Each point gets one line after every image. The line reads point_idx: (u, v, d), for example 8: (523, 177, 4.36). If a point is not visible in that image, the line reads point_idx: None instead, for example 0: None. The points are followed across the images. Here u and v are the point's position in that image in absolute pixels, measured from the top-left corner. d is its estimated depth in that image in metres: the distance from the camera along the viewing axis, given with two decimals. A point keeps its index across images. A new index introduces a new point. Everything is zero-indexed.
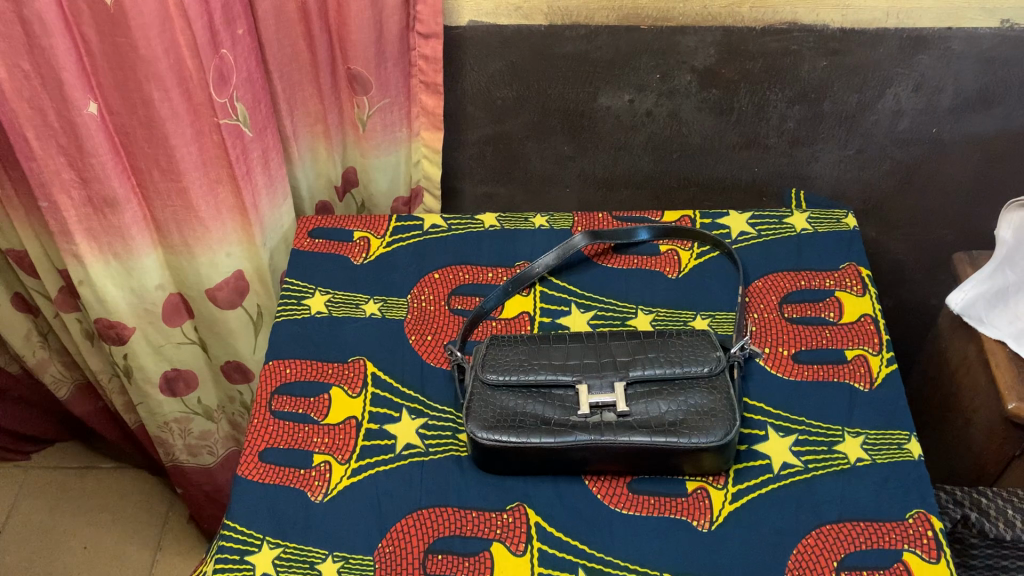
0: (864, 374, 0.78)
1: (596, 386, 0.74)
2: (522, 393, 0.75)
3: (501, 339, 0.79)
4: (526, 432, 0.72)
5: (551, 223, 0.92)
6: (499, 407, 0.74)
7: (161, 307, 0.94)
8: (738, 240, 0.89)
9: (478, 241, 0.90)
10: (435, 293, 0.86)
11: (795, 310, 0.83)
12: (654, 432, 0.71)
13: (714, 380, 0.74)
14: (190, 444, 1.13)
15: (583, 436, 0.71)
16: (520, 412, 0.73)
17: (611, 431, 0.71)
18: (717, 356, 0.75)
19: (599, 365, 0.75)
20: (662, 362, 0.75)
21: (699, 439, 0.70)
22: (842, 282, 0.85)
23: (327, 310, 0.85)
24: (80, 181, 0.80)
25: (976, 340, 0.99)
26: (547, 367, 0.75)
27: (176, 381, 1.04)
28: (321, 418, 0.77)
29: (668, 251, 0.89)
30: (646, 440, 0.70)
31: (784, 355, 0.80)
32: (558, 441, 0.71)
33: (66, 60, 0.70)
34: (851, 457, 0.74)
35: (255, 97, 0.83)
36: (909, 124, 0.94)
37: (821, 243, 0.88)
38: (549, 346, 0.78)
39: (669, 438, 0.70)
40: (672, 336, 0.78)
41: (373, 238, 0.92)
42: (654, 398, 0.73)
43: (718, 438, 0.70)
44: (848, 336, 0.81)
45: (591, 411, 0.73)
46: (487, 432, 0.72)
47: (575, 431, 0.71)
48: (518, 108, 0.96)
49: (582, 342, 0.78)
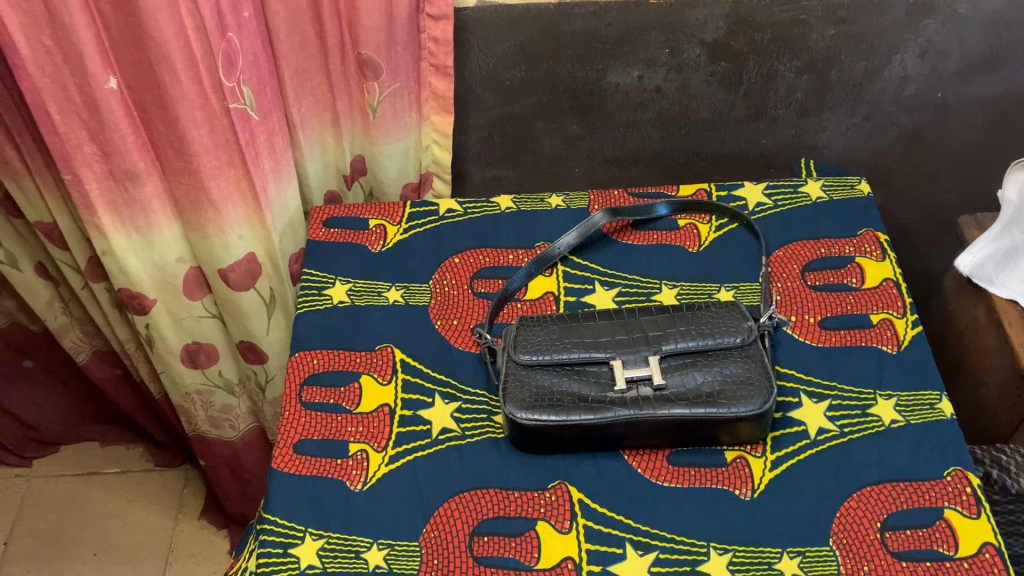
0: (890, 337, 0.79)
1: (630, 361, 0.74)
2: (557, 371, 0.74)
3: (530, 320, 0.79)
4: (565, 410, 0.71)
5: (568, 202, 0.92)
6: (536, 385, 0.73)
7: (182, 280, 0.92)
8: (755, 211, 0.89)
9: (495, 223, 0.90)
10: (457, 278, 0.85)
11: (818, 278, 0.83)
12: (693, 403, 0.71)
13: (746, 349, 0.75)
14: (213, 416, 1.09)
15: (623, 411, 0.71)
16: (557, 391, 0.73)
17: (650, 405, 0.71)
18: (748, 325, 0.76)
19: (631, 340, 0.76)
20: (694, 334, 0.75)
21: (738, 407, 0.71)
22: (861, 248, 0.85)
23: (349, 299, 0.84)
24: (101, 155, 0.79)
25: (985, 301, 1.01)
26: (580, 345, 0.76)
27: (197, 353, 1.01)
28: (353, 407, 0.77)
29: (687, 224, 0.88)
30: (686, 412, 0.71)
31: (811, 322, 0.81)
32: (598, 417, 0.71)
33: (85, 35, 0.70)
34: (885, 419, 0.74)
35: (260, 81, 0.82)
36: (915, 89, 0.95)
37: (838, 211, 0.89)
38: (578, 324, 0.78)
39: (709, 407, 0.71)
40: (700, 309, 0.78)
41: (389, 225, 0.90)
42: (690, 370, 0.74)
43: (756, 406, 0.71)
44: (872, 302, 0.82)
45: (627, 386, 0.73)
46: (527, 412, 0.71)
47: (614, 406, 0.71)
48: (527, 89, 0.95)
49: (612, 319, 0.78)
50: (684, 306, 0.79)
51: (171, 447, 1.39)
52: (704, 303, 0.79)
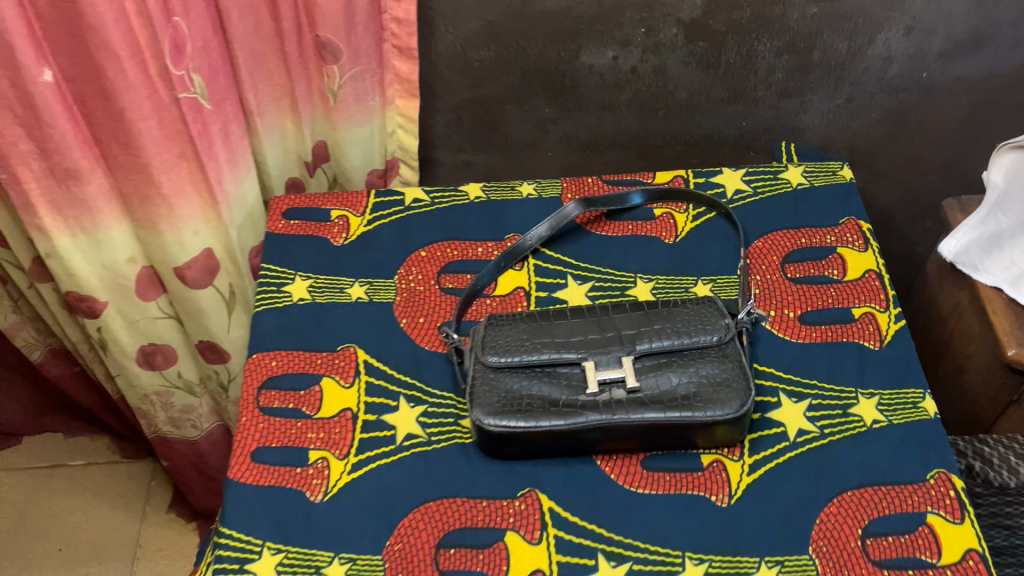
0: (873, 333, 0.76)
1: (603, 362, 0.71)
2: (527, 372, 0.71)
3: (499, 318, 0.76)
4: (534, 415, 0.68)
5: (539, 191, 0.88)
6: (504, 388, 0.70)
7: (134, 281, 0.89)
8: (734, 199, 0.86)
9: (463, 213, 0.86)
10: (423, 272, 0.82)
11: (799, 270, 0.80)
12: (667, 407, 0.68)
13: (722, 349, 0.72)
14: (173, 417, 1.07)
15: (596, 415, 0.68)
16: (526, 394, 0.70)
17: (623, 408, 0.68)
18: (725, 322, 0.73)
19: (604, 340, 0.72)
20: (669, 333, 0.72)
21: (714, 410, 0.68)
22: (843, 238, 0.82)
23: (310, 296, 0.81)
24: (40, 152, 0.75)
25: (969, 286, 0.98)
26: (550, 345, 0.72)
27: (153, 355, 0.98)
28: (313, 412, 0.74)
29: (663, 214, 0.85)
30: (661, 416, 0.68)
31: (790, 317, 0.78)
32: (569, 422, 0.68)
33: (14, 24, 0.65)
34: (867, 419, 0.72)
35: (211, 67, 0.77)
36: (899, 69, 0.91)
37: (819, 199, 0.85)
38: (548, 322, 0.74)
39: (684, 411, 0.68)
40: (675, 306, 0.75)
41: (352, 216, 0.86)
42: (664, 371, 0.70)
43: (733, 409, 0.68)
44: (854, 294, 0.79)
45: (600, 388, 0.70)
46: (494, 418, 0.68)
47: (585, 410, 0.68)
48: (496, 71, 0.91)
49: (583, 317, 0.75)
50: (659, 302, 0.76)
51: (136, 440, 1.36)
52: (679, 299, 0.76)
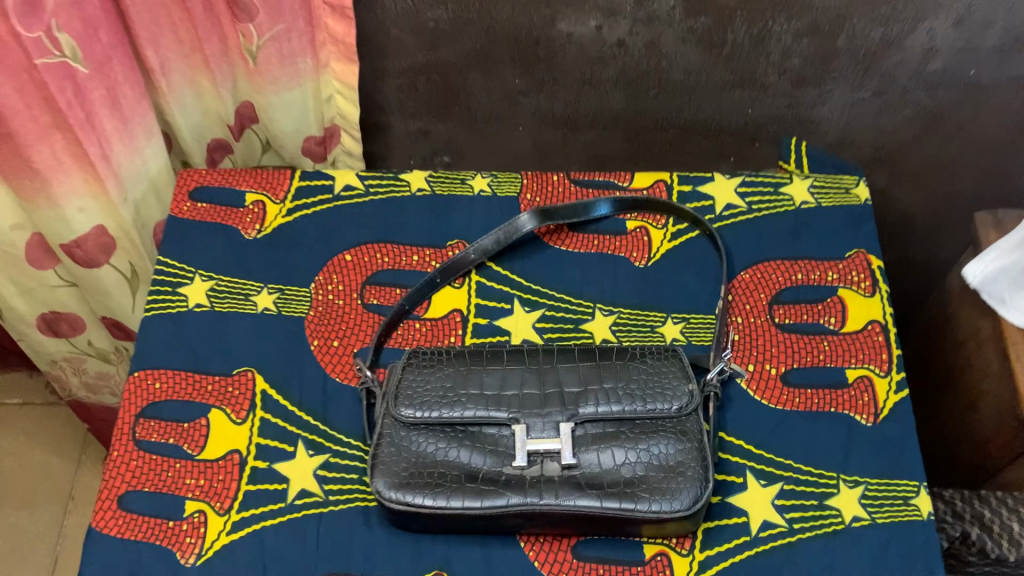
0: (867, 404, 0.64)
1: (537, 427, 0.59)
2: (444, 432, 0.59)
3: (422, 354, 0.63)
4: (446, 492, 0.57)
5: (494, 187, 0.74)
6: (415, 452, 0.59)
7: (23, 250, 0.77)
8: (723, 216, 0.72)
9: (401, 209, 0.73)
10: (345, 283, 0.69)
11: (789, 315, 0.67)
12: (605, 495, 0.57)
13: (682, 422, 0.60)
14: (88, 382, 0.97)
15: (519, 499, 0.57)
16: (441, 461, 0.58)
17: (553, 492, 0.57)
18: (688, 388, 0.61)
19: (541, 398, 0.60)
20: (620, 396, 0.60)
21: (661, 505, 0.56)
22: (846, 277, 0.69)
23: (208, 303, 0.69)
24: None
25: (992, 318, 0.85)
26: (476, 399, 0.60)
27: (57, 323, 0.87)
28: (194, 453, 0.63)
29: (637, 228, 0.72)
30: (597, 507, 0.56)
31: (771, 374, 0.65)
32: (487, 505, 0.57)
33: None
34: (846, 515, 0.60)
35: (89, 23, 0.62)
36: (942, 64, 0.75)
37: (824, 223, 0.71)
38: (478, 367, 0.62)
39: (624, 502, 0.56)
40: (633, 358, 0.62)
41: (270, 203, 0.73)
42: (609, 445, 0.59)
43: (684, 506, 0.56)
44: (851, 352, 0.66)
45: (529, 461, 0.58)
46: (397, 494, 0.57)
47: (508, 492, 0.57)
48: (455, 33, 0.76)
49: (521, 363, 0.62)
50: (614, 349, 0.63)
51: None
52: (639, 348, 0.63)
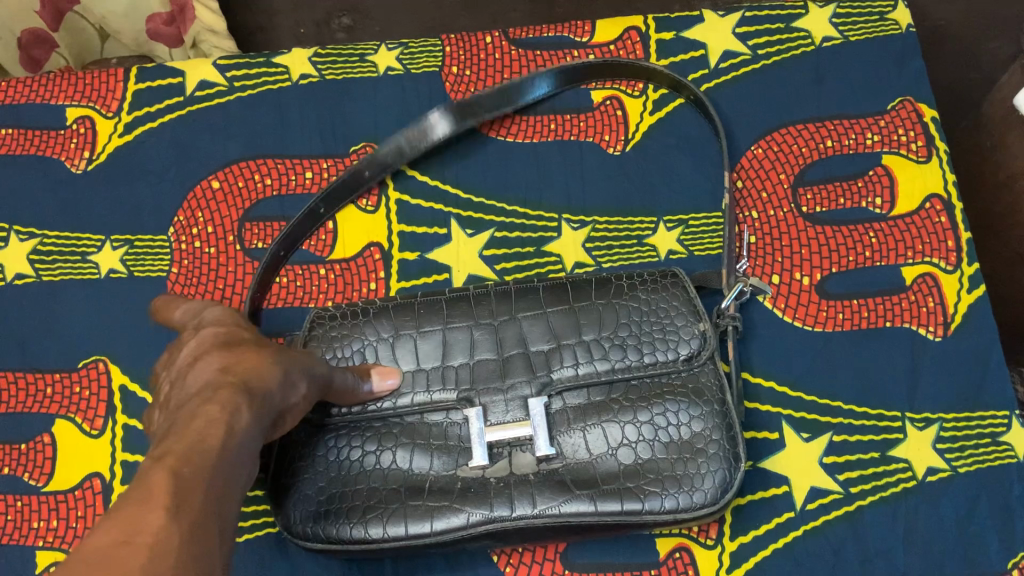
0: (934, 312, 0.48)
1: (497, 408, 0.43)
2: (373, 429, 0.43)
3: (331, 316, 0.45)
4: (382, 515, 0.41)
5: (406, 63, 0.54)
6: (336, 463, 0.42)
7: None
8: (719, 69, 0.54)
9: (281, 107, 0.53)
10: (216, 220, 0.50)
11: (821, 200, 0.50)
12: (601, 495, 0.41)
13: (695, 377, 0.43)
14: None
15: (483, 514, 0.41)
16: (371, 472, 0.42)
17: (528, 500, 0.41)
18: (701, 327, 0.44)
19: (500, 365, 0.43)
20: (608, 351, 0.44)
21: (678, 499, 0.41)
22: (892, 138, 0.51)
23: (33, 271, 0.50)
24: None
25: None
26: (411, 381, 0.43)
27: None
28: (39, 485, 0.46)
29: (605, 99, 0.53)
30: (589, 514, 0.41)
31: (803, 287, 0.48)
32: (438, 527, 0.41)
33: None
34: (918, 468, 0.45)
35: None
36: None
37: (857, 66, 0.53)
38: (411, 331, 0.44)
39: (627, 503, 0.41)
40: (622, 293, 0.45)
41: (100, 118, 0.53)
42: (600, 422, 0.42)
43: (708, 499, 0.41)
44: (906, 242, 0.49)
45: (492, 457, 0.42)
46: (317, 527, 0.41)
47: (466, 506, 0.41)
48: None
49: (469, 317, 0.45)
50: (594, 280, 0.46)
51: None
52: (626, 276, 0.46)
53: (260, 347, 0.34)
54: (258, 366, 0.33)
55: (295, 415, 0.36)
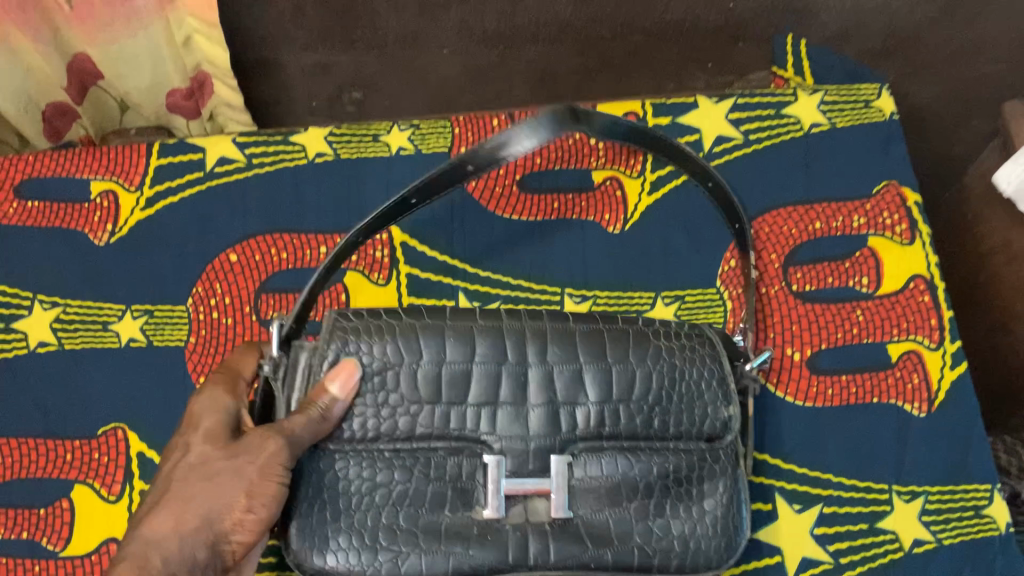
0: (918, 389, 0.50)
1: (515, 449, 0.39)
2: (382, 458, 0.38)
3: (347, 327, 0.39)
4: (392, 559, 0.38)
5: (417, 143, 0.57)
6: (347, 500, 0.38)
7: None
8: (713, 153, 0.56)
9: (297, 184, 0.55)
10: (233, 293, 0.53)
11: (811, 279, 0.53)
12: (613, 552, 0.40)
13: (716, 459, 0.42)
14: None
15: (494, 563, 0.38)
16: (382, 509, 0.38)
17: (540, 550, 0.39)
18: (728, 412, 0.42)
19: (522, 410, 0.39)
20: (636, 411, 0.40)
21: (685, 563, 0.41)
22: (878, 220, 0.54)
23: (56, 339, 0.52)
24: None
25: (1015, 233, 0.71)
26: (433, 420, 0.39)
27: None
28: (57, 549, 0.47)
29: (606, 180, 0.56)
30: (603, 569, 0.40)
31: (795, 362, 0.51)
32: (451, 573, 0.38)
33: None
34: (905, 540, 0.47)
35: None
36: None
37: (843, 151, 0.56)
38: (436, 362, 0.39)
39: (639, 566, 0.40)
40: (654, 361, 0.41)
41: (124, 193, 0.55)
42: (624, 471, 0.40)
43: (711, 567, 0.41)
44: (892, 321, 0.52)
45: (506, 505, 0.39)
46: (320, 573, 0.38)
47: (474, 552, 0.38)
48: None
49: (499, 356, 0.39)
50: (629, 338, 0.41)
51: None
52: (658, 335, 0.42)
53: (173, 512, 0.34)
54: (150, 551, 0.33)
55: (252, 528, 0.36)
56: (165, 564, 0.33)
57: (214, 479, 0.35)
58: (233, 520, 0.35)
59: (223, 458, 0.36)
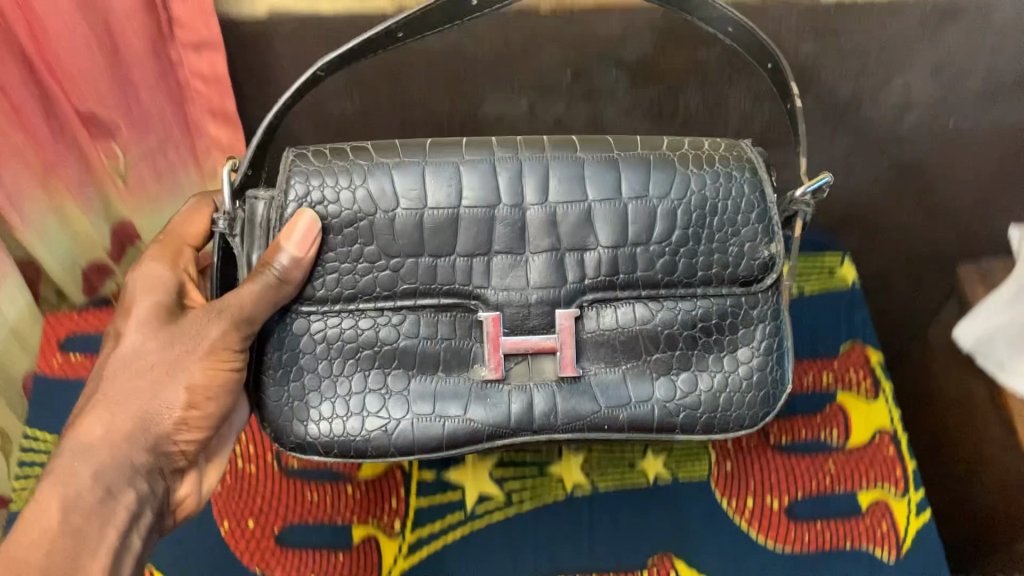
0: (887, 535, 0.54)
1: (518, 276, 0.45)
2: (376, 296, 0.45)
3: (307, 167, 0.45)
4: (399, 415, 0.45)
5: None
6: (328, 362, 0.45)
7: None
8: None
9: None
10: (259, 442, 0.58)
11: (786, 430, 0.59)
12: (628, 412, 0.46)
13: (753, 304, 0.47)
14: None
15: (497, 421, 0.45)
16: (365, 373, 0.45)
17: (545, 408, 0.46)
18: (769, 252, 0.47)
19: (520, 234, 0.45)
20: (661, 249, 0.46)
21: (713, 419, 0.47)
22: (845, 379, 0.61)
23: None
24: None
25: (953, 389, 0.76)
26: (415, 271, 0.45)
27: None
28: None
29: None
30: (617, 429, 0.46)
31: (773, 509, 0.55)
32: (447, 437, 0.45)
33: None
34: None
35: None
36: (919, 118, 0.68)
37: (809, 316, 0.64)
38: (413, 195, 0.44)
39: (663, 420, 0.46)
40: (687, 189, 0.46)
41: None
42: (642, 324, 0.47)
43: (743, 426, 0.47)
44: (860, 470, 0.57)
45: (507, 364, 0.46)
46: (331, 433, 0.45)
47: (475, 412, 0.45)
48: (366, 130, 0.63)
49: (491, 201, 0.45)
50: (650, 159, 0.46)
51: None
52: (686, 152, 0.47)
53: (102, 421, 0.42)
54: (78, 463, 0.40)
55: (196, 420, 0.45)
56: (88, 486, 0.40)
57: (145, 370, 0.43)
58: (173, 423, 0.44)
59: (159, 349, 0.44)
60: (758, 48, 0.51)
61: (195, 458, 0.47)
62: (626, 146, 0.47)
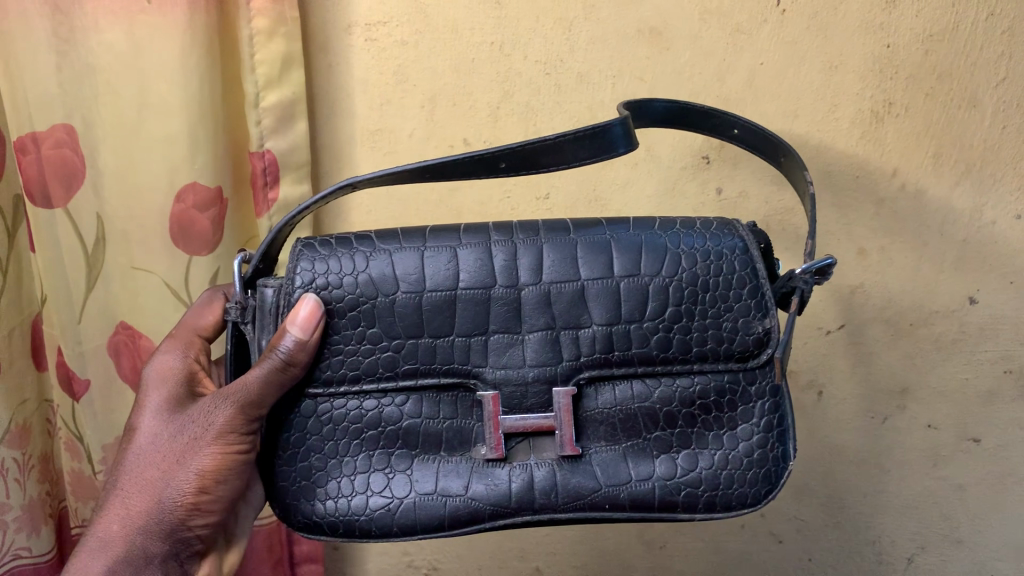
0: None
1: (516, 361, 0.47)
2: (381, 377, 0.47)
3: (314, 254, 0.47)
4: (404, 493, 0.46)
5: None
6: (334, 443, 0.47)
7: None
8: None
9: None
10: None
11: None
12: (628, 490, 0.46)
13: (751, 379, 0.47)
14: None
15: (497, 499, 0.46)
16: (370, 452, 0.47)
17: (542, 478, 0.46)
18: (764, 327, 0.47)
19: (516, 312, 0.47)
20: (655, 325, 0.47)
21: (717, 497, 0.46)
22: None
23: None
24: None
25: None
26: (416, 351, 0.47)
27: None
28: None
29: None
30: (619, 510, 0.46)
31: None
32: (449, 516, 0.46)
33: None
34: None
35: None
36: None
37: None
38: (412, 278, 0.47)
39: (662, 469, 0.46)
40: (678, 266, 0.47)
41: None
42: (639, 401, 0.47)
43: (746, 503, 0.46)
44: None
45: (512, 445, 0.47)
46: (333, 506, 0.46)
47: (477, 490, 0.46)
48: None
49: (485, 282, 0.47)
50: (642, 239, 0.48)
51: None
52: (677, 230, 0.48)
53: (119, 516, 0.47)
54: (94, 558, 0.46)
55: (215, 505, 0.49)
56: None
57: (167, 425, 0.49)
58: (185, 511, 0.48)
59: (168, 441, 0.48)
60: (770, 144, 0.53)
61: (213, 541, 0.52)
62: (619, 226, 0.49)
